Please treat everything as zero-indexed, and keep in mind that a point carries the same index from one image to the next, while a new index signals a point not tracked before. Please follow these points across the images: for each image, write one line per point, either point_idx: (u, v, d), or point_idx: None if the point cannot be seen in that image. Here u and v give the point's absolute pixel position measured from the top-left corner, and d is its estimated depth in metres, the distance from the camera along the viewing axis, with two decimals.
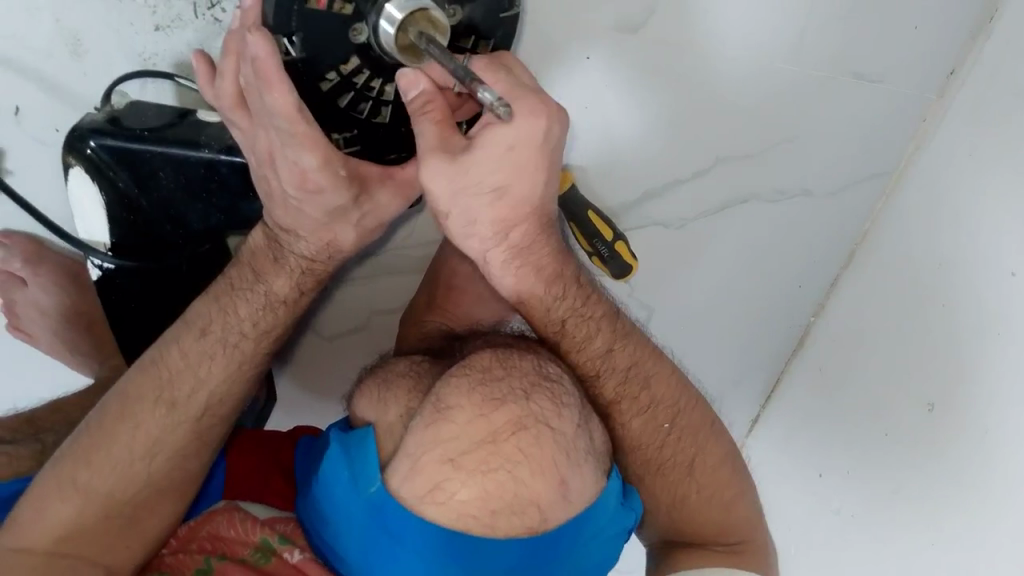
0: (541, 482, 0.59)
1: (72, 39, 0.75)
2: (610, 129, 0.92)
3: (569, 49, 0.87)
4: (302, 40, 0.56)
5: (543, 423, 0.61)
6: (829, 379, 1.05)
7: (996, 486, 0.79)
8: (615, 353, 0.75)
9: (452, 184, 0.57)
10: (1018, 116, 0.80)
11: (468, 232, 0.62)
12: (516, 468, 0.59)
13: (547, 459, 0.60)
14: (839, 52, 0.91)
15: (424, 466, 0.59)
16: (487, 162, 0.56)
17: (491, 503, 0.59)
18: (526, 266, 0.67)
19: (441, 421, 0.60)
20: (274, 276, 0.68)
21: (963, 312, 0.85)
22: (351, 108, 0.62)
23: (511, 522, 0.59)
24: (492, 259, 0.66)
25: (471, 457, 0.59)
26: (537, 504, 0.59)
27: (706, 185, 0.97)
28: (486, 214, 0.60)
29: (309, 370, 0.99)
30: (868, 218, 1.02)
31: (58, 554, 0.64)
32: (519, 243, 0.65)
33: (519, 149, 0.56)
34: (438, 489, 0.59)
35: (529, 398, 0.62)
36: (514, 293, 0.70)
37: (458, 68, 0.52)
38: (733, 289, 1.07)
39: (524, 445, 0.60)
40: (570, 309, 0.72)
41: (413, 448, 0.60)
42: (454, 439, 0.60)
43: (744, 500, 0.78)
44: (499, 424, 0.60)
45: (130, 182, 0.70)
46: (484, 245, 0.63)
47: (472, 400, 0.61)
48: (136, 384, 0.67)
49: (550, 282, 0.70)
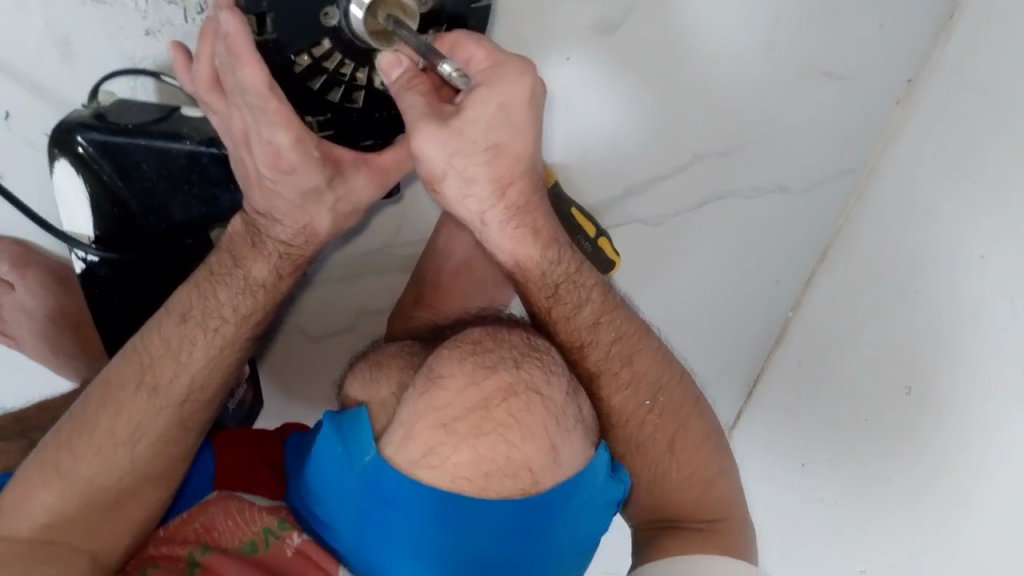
0: (531, 445, 0.60)
1: (62, 42, 0.75)
2: (589, 126, 0.92)
3: (551, 51, 0.87)
4: (275, 19, 0.57)
5: (534, 390, 0.62)
6: (809, 373, 1.07)
7: (972, 460, 0.81)
8: (602, 327, 0.75)
9: (449, 146, 0.59)
10: (982, 111, 0.83)
11: (464, 194, 0.64)
12: (508, 433, 0.60)
13: (538, 424, 0.61)
14: (811, 51, 0.92)
15: (419, 433, 0.60)
16: (479, 121, 0.58)
17: (484, 465, 0.60)
18: (522, 228, 0.69)
19: (434, 388, 0.62)
20: (252, 261, 0.69)
21: (932, 297, 0.87)
22: (325, 92, 0.64)
23: (503, 484, 0.59)
24: (489, 220, 0.67)
25: (464, 423, 0.60)
26: (529, 467, 0.60)
27: (684, 182, 0.99)
28: (484, 172, 0.62)
29: (291, 369, 1.01)
30: (841, 215, 1.05)
31: (42, 542, 0.64)
32: (516, 203, 0.66)
33: (511, 108, 0.59)
34: (432, 453, 0.60)
35: (519, 367, 0.64)
36: (510, 258, 0.70)
37: (421, 44, 0.56)
38: (709, 284, 1.09)
39: (515, 410, 0.61)
40: (564, 274, 0.73)
41: (407, 416, 0.61)
42: (447, 406, 0.61)
43: (725, 478, 0.79)
44: (491, 390, 0.62)
45: (113, 175, 0.70)
46: (482, 206, 0.65)
47: (464, 369, 0.63)
48: (118, 372, 0.68)
49: (547, 245, 0.71)
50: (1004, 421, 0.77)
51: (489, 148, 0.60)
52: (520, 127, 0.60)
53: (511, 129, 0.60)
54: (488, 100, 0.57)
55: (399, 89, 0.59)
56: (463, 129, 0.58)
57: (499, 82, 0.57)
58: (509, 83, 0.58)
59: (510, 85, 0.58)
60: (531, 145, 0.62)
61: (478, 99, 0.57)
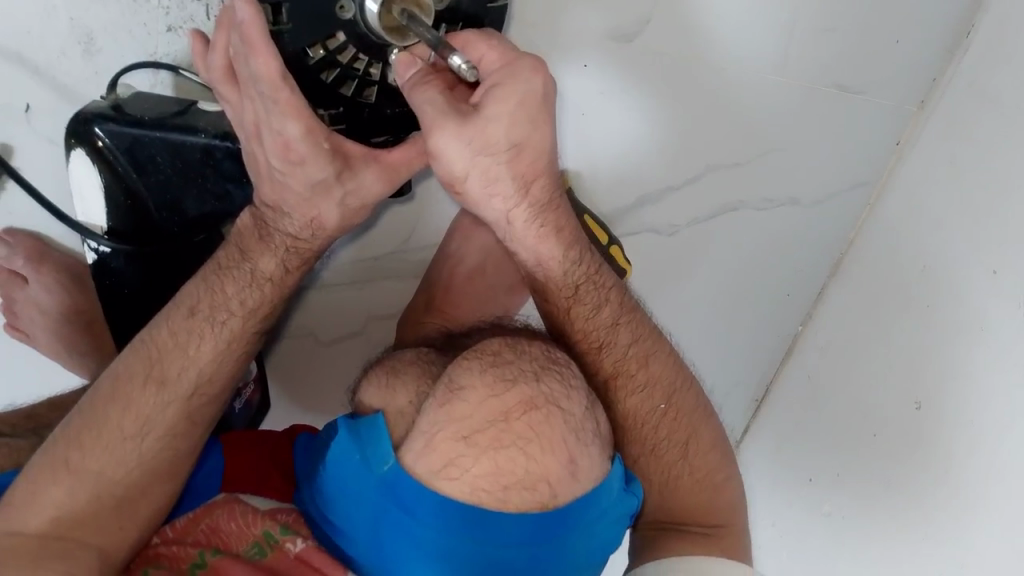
0: (550, 458, 0.60)
1: (85, 38, 0.77)
2: (610, 139, 0.91)
3: (571, 50, 0.86)
4: (290, 10, 0.59)
5: (554, 404, 0.62)
6: (819, 386, 1.06)
7: (981, 471, 0.80)
8: (620, 328, 0.75)
9: (471, 145, 0.59)
10: (997, 125, 0.83)
11: (489, 193, 0.63)
12: (528, 446, 0.60)
13: (556, 437, 0.61)
14: (825, 64, 0.92)
15: (439, 443, 0.60)
16: (502, 120, 0.58)
17: (502, 477, 0.59)
18: (547, 227, 0.69)
19: (454, 400, 0.61)
20: (259, 255, 0.69)
21: (947, 311, 0.86)
22: (338, 86, 0.65)
23: (521, 497, 0.59)
24: (516, 218, 0.67)
25: (484, 435, 0.60)
26: (547, 480, 0.60)
27: (695, 193, 0.97)
28: (507, 172, 0.62)
29: (301, 376, 1.00)
30: (854, 227, 1.04)
31: (52, 536, 0.63)
32: (539, 200, 0.66)
33: (530, 105, 0.59)
34: (453, 464, 0.59)
35: (539, 380, 0.63)
36: (532, 256, 0.71)
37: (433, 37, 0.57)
38: (721, 299, 1.07)
39: (534, 423, 0.60)
40: (584, 274, 0.73)
41: (428, 426, 0.60)
42: (467, 418, 0.60)
43: (734, 484, 0.79)
44: (511, 403, 0.61)
45: (128, 166, 0.71)
46: (507, 204, 0.65)
47: (485, 381, 0.62)
48: (128, 366, 0.68)
49: (569, 246, 0.71)
50: (1014, 435, 0.76)
51: (512, 146, 0.60)
52: (539, 122, 0.60)
53: (530, 125, 0.60)
54: (508, 95, 0.58)
55: (410, 87, 0.59)
56: (485, 127, 0.58)
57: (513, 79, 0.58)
58: (521, 79, 0.58)
59: (526, 78, 0.58)
60: (551, 139, 0.62)
61: (495, 98, 0.58)
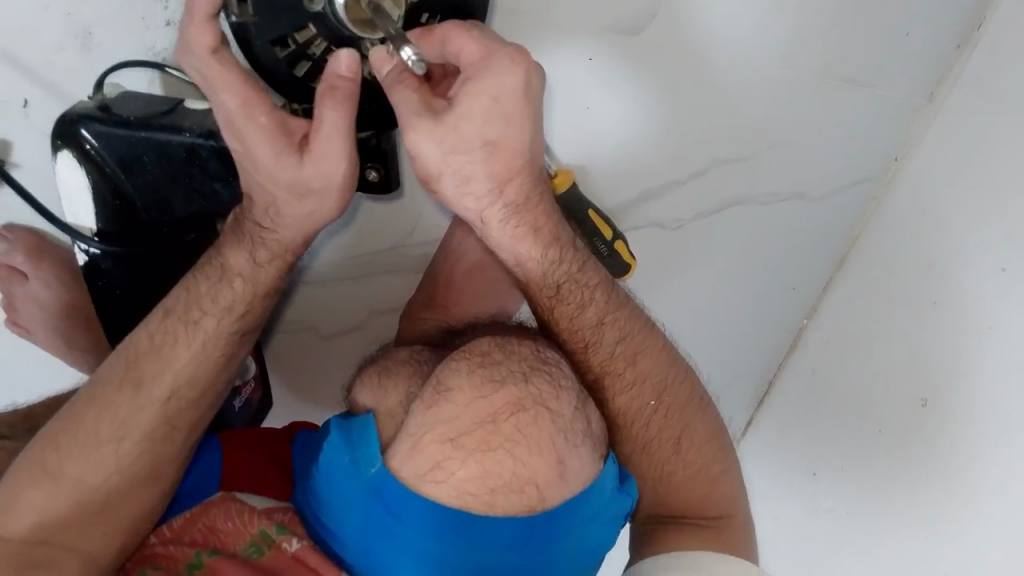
0: (538, 460, 0.59)
1: (83, 32, 0.74)
2: (613, 131, 0.87)
3: (578, 39, 0.80)
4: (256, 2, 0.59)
5: (542, 405, 0.61)
6: (824, 380, 1.04)
7: (993, 471, 0.79)
8: (605, 327, 0.74)
9: (442, 145, 0.59)
10: (1008, 122, 0.79)
11: (462, 194, 0.63)
12: (515, 448, 0.59)
13: (545, 438, 0.60)
14: (836, 53, 0.85)
15: (426, 446, 0.59)
16: (474, 119, 0.58)
17: (489, 480, 0.58)
18: (523, 226, 0.67)
19: (441, 402, 0.61)
20: (229, 251, 0.69)
21: (956, 310, 0.84)
22: (310, 79, 0.65)
23: (508, 500, 0.58)
24: (490, 218, 0.66)
25: (471, 437, 0.59)
26: (536, 483, 0.59)
27: (700, 186, 0.93)
28: (481, 171, 0.61)
29: (298, 372, 1.02)
30: (860, 222, 1.01)
31: (33, 541, 0.63)
32: (515, 200, 0.65)
33: (505, 101, 0.58)
34: (439, 468, 0.58)
35: (528, 381, 0.62)
36: (511, 256, 0.69)
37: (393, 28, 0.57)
38: (723, 295, 1.06)
39: (522, 425, 0.60)
40: (566, 274, 0.71)
41: (415, 427, 0.60)
42: (454, 420, 0.60)
43: (730, 477, 0.78)
44: (498, 405, 0.60)
45: (115, 166, 0.71)
46: (480, 204, 0.64)
47: (472, 381, 0.61)
48: (104, 372, 0.69)
49: (548, 245, 0.69)
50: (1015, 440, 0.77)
51: (485, 144, 0.60)
52: (515, 120, 0.59)
53: (505, 122, 0.59)
54: (478, 93, 0.57)
55: (388, 85, 0.58)
56: (457, 125, 0.58)
57: (489, 73, 0.56)
58: (493, 76, 0.56)
59: (500, 72, 0.57)
60: (529, 137, 0.61)
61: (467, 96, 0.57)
